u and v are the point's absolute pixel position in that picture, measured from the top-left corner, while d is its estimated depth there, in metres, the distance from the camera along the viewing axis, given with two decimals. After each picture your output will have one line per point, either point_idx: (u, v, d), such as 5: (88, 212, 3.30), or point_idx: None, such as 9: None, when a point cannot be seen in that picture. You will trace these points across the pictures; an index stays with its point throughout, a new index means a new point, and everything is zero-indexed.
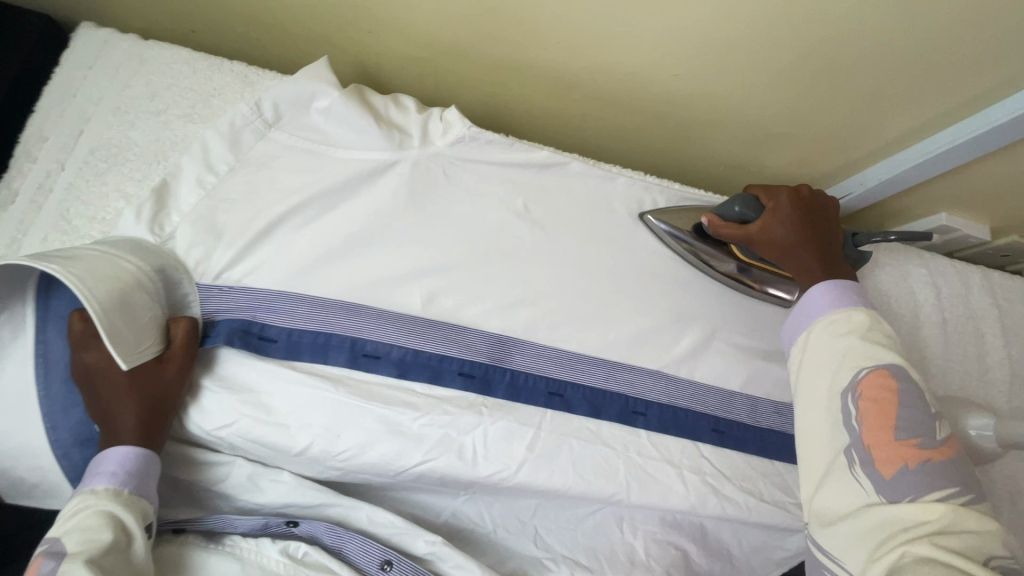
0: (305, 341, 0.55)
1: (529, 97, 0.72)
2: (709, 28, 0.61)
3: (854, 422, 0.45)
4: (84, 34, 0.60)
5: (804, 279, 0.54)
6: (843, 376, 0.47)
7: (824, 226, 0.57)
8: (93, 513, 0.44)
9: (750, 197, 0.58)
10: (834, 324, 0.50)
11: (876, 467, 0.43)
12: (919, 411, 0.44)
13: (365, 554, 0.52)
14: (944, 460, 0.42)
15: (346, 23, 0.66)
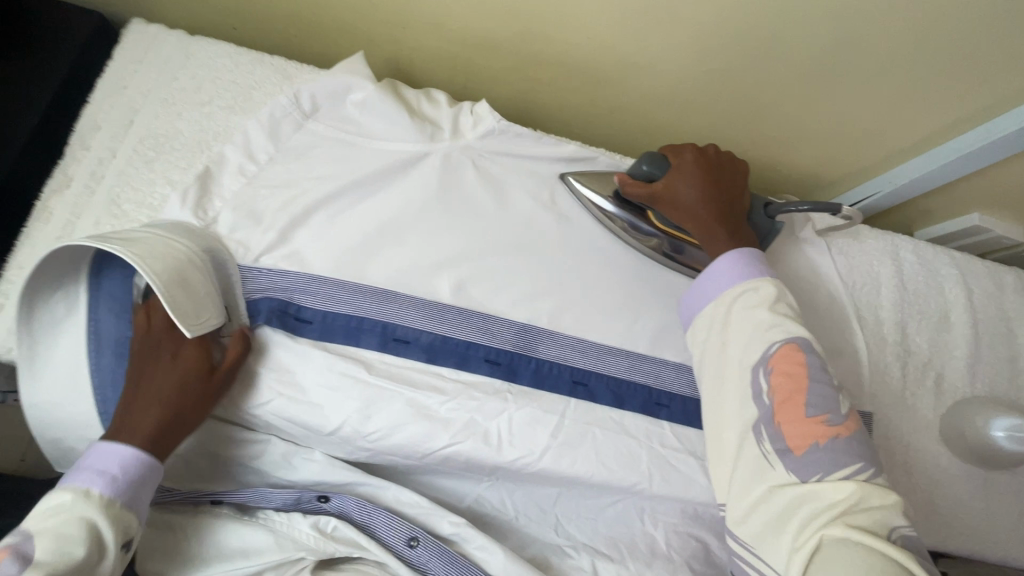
0: (338, 324, 0.57)
1: (557, 93, 0.73)
2: (738, 23, 0.61)
3: (766, 398, 0.46)
4: (136, 29, 0.63)
5: (705, 239, 0.56)
6: (757, 350, 0.48)
7: (728, 186, 0.58)
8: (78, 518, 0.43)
9: (658, 156, 0.59)
10: (745, 296, 0.51)
11: (788, 444, 0.44)
12: (826, 387, 0.46)
13: (393, 532, 0.54)
14: (849, 435, 0.44)
15: (381, 20, 0.68)
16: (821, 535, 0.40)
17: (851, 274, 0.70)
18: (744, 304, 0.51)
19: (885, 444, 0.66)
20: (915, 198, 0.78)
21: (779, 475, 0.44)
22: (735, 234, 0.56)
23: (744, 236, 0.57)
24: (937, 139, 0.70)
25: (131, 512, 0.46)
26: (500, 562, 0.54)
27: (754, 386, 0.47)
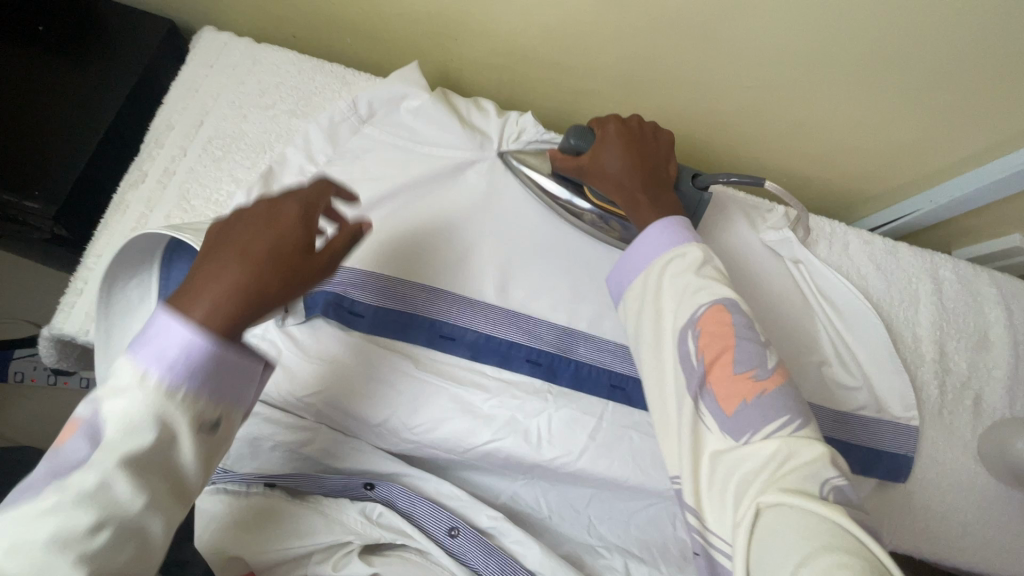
0: (388, 318, 0.59)
1: (600, 103, 0.76)
2: (783, 41, 0.63)
3: (695, 361, 0.44)
4: (207, 37, 0.67)
5: (631, 208, 0.55)
6: (684, 314, 0.46)
7: (654, 153, 0.57)
8: (109, 440, 0.32)
9: (584, 128, 0.58)
10: (673, 263, 0.50)
11: (717, 403, 0.43)
12: (751, 342, 0.44)
13: (434, 521, 0.56)
14: (776, 389, 0.42)
15: (436, 32, 0.72)
16: (757, 503, 0.37)
17: (887, 291, 0.70)
18: (672, 272, 0.49)
19: (920, 461, 0.65)
20: (954, 217, 0.78)
21: (716, 439, 0.42)
22: (659, 201, 0.55)
23: (669, 204, 0.55)
24: (978, 160, 0.70)
25: (198, 412, 0.34)
26: (536, 556, 0.56)
27: (682, 349, 0.45)
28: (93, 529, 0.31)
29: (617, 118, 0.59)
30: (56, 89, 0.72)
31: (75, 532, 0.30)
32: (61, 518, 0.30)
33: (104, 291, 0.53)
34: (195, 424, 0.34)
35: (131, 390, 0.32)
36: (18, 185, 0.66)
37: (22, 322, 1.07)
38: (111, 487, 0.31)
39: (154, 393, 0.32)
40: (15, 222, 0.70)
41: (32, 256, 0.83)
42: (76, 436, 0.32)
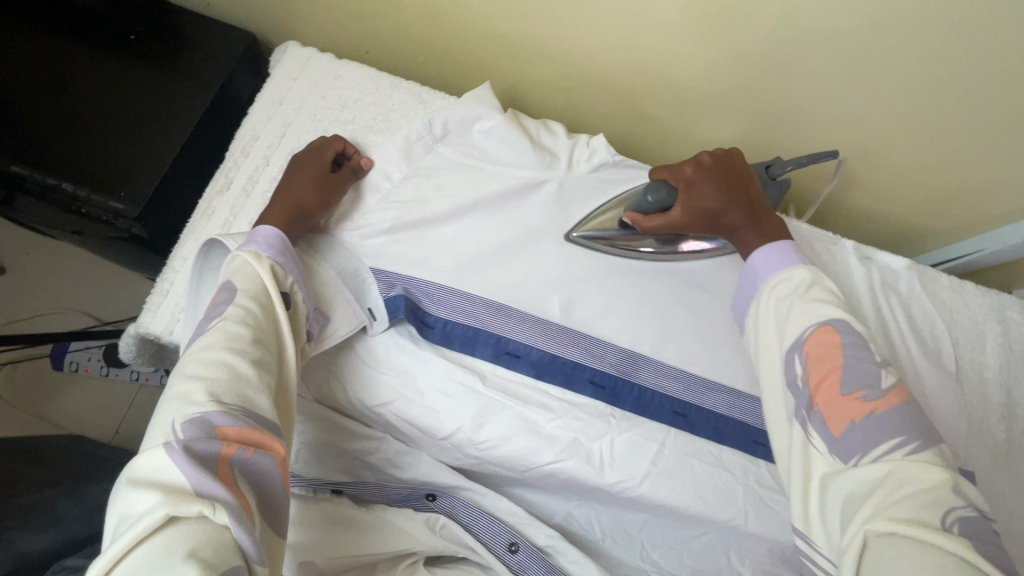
0: (456, 332, 0.61)
1: (665, 129, 0.76)
2: (859, 79, 0.62)
3: (802, 383, 0.46)
4: (291, 51, 0.70)
5: (739, 242, 0.57)
6: (791, 337, 0.48)
7: (742, 182, 0.57)
8: (239, 288, 0.47)
9: (657, 183, 0.58)
10: (780, 287, 0.52)
11: (826, 424, 0.43)
12: (861, 362, 0.44)
13: (494, 536, 0.58)
14: (891, 408, 0.42)
15: (508, 53, 0.74)
16: (865, 529, 0.37)
17: (953, 330, 0.69)
18: (778, 295, 0.51)
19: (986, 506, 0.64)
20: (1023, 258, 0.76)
21: (824, 461, 0.42)
22: (764, 225, 0.56)
23: (773, 223, 0.57)
24: None
25: (284, 275, 0.50)
26: None
27: (790, 372, 0.47)
28: (248, 343, 0.43)
29: (688, 159, 0.59)
30: (142, 95, 0.75)
31: (240, 343, 0.43)
32: (229, 331, 0.43)
33: (192, 297, 0.55)
34: (282, 288, 0.50)
35: (235, 260, 0.50)
36: (104, 187, 0.69)
37: (79, 313, 1.10)
38: (249, 310, 0.46)
39: (254, 256, 0.49)
40: (95, 221, 0.73)
41: (104, 252, 0.86)
42: (218, 294, 0.47)
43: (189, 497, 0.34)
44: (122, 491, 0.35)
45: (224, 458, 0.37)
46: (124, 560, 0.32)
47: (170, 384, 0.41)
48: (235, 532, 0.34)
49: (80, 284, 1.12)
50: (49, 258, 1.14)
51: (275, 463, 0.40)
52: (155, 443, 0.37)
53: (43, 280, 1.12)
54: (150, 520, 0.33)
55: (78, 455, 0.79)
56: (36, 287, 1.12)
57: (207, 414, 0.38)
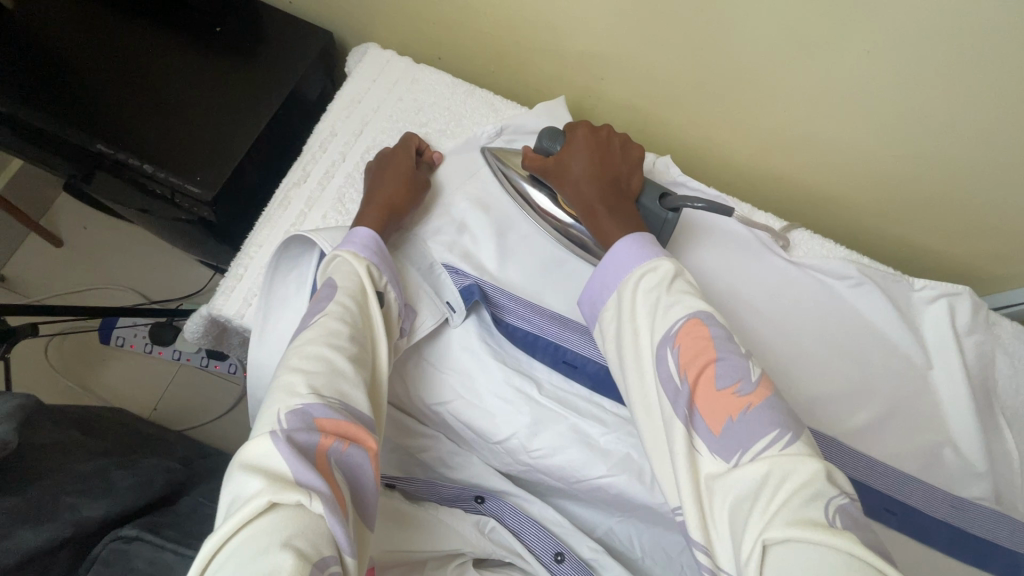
0: (518, 334, 0.61)
1: (727, 153, 0.77)
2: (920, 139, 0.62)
3: (678, 380, 0.44)
4: (373, 52, 0.73)
5: (590, 218, 0.57)
6: (664, 325, 0.47)
7: (619, 166, 0.59)
8: (340, 284, 0.50)
9: (553, 129, 0.61)
10: (645, 277, 0.50)
11: (704, 422, 0.42)
12: (731, 355, 0.44)
13: (541, 544, 0.58)
14: (761, 402, 0.42)
15: (579, 69, 0.75)
16: (763, 538, 0.36)
17: (1014, 377, 0.68)
18: (645, 287, 0.50)
19: None
20: None
21: (709, 462, 0.41)
22: (619, 212, 0.56)
23: (627, 215, 0.57)
24: None
25: (379, 276, 0.53)
26: None
27: (665, 368, 0.45)
28: (347, 339, 0.45)
29: (587, 126, 0.62)
30: (223, 86, 0.77)
31: (340, 340, 0.45)
32: (330, 326, 0.46)
33: (267, 285, 0.57)
34: (378, 287, 0.52)
35: (336, 259, 0.52)
36: (181, 170, 0.71)
37: (129, 290, 1.13)
38: (347, 309, 0.48)
39: (352, 257, 0.52)
40: (167, 203, 0.76)
41: (168, 233, 0.89)
42: (321, 289, 0.50)
43: (290, 486, 0.35)
44: (234, 474, 0.37)
45: (320, 449, 0.38)
46: (231, 542, 0.34)
47: (277, 377, 0.43)
48: (329, 522, 0.35)
49: (133, 261, 1.16)
50: (106, 234, 1.17)
51: (368, 458, 0.41)
52: (262, 432, 0.39)
53: (98, 254, 1.16)
54: (255, 504, 0.35)
55: (124, 428, 0.81)
56: (91, 260, 1.15)
57: (307, 406, 0.40)
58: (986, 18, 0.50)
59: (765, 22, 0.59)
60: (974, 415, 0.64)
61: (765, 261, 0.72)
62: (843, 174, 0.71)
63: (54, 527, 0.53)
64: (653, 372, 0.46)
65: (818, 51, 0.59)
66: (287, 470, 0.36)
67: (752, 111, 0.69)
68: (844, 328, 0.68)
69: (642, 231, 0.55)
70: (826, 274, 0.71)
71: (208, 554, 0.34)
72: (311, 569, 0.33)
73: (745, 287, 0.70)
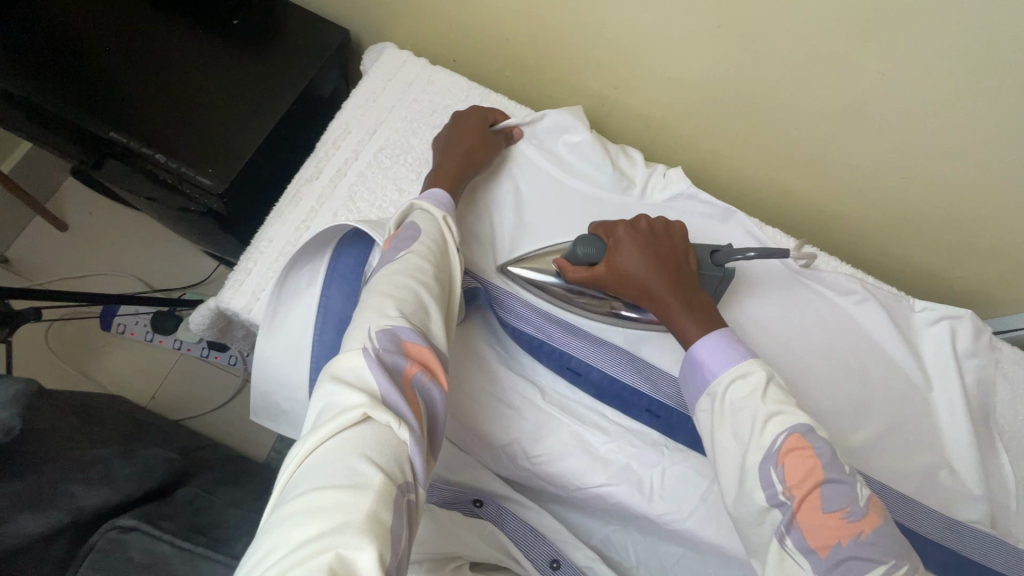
0: (524, 338, 0.61)
1: (736, 166, 0.77)
2: (928, 154, 0.62)
3: (783, 498, 0.43)
4: (390, 52, 0.74)
5: (668, 318, 0.55)
6: (760, 444, 0.45)
7: (675, 255, 0.58)
8: (423, 229, 0.51)
9: (591, 237, 0.60)
10: (735, 384, 0.49)
11: (808, 543, 0.41)
12: (842, 476, 0.43)
13: (537, 550, 0.58)
14: (874, 530, 0.41)
15: (592, 78, 0.76)
16: None
17: (1013, 402, 0.68)
18: (734, 396, 0.49)
19: None
20: None
21: None
22: (696, 307, 0.55)
23: (704, 307, 0.55)
24: None
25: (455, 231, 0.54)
26: None
27: (768, 485, 0.44)
28: (431, 279, 0.47)
29: (626, 222, 0.60)
30: (239, 78, 0.78)
31: (425, 277, 0.47)
32: (417, 264, 0.47)
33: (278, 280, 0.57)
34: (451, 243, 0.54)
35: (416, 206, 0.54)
36: (193, 161, 0.71)
37: (132, 277, 1.13)
38: (433, 250, 0.49)
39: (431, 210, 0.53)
40: (178, 193, 0.76)
41: (175, 223, 0.89)
42: (404, 232, 0.51)
43: (382, 404, 0.36)
44: (325, 383, 0.39)
45: (407, 374, 0.40)
46: (321, 447, 0.35)
47: (365, 299, 0.45)
48: (410, 448, 0.36)
49: (138, 249, 1.16)
50: (112, 220, 1.17)
51: (443, 398, 0.42)
52: (353, 346, 0.40)
53: (103, 241, 1.16)
54: (349, 415, 0.35)
55: (123, 416, 0.81)
56: (96, 247, 1.15)
57: (397, 328, 0.41)
58: (995, 47, 0.51)
59: (782, 39, 0.59)
60: (972, 438, 0.64)
61: (769, 275, 0.72)
62: (851, 193, 0.71)
63: (53, 515, 0.53)
64: (750, 481, 0.45)
65: (832, 69, 0.60)
66: (377, 386, 0.38)
67: (763, 127, 0.70)
68: (848, 345, 0.68)
69: (726, 326, 0.54)
70: (831, 288, 0.71)
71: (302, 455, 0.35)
72: (395, 491, 0.34)
73: (749, 301, 0.70)
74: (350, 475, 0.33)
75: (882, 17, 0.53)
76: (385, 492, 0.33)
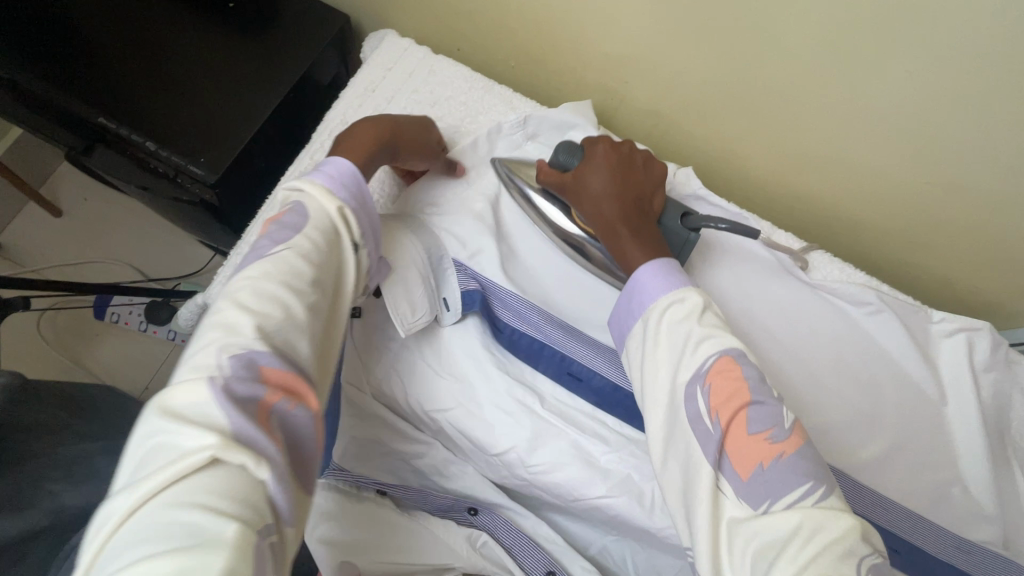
0: (522, 342, 0.59)
1: (750, 167, 0.74)
2: (948, 158, 0.59)
3: (706, 420, 0.41)
4: (392, 39, 0.73)
5: (611, 240, 0.54)
6: (690, 366, 0.43)
7: (642, 184, 0.57)
8: (309, 217, 0.44)
9: (573, 144, 0.59)
10: (673, 308, 0.47)
11: (732, 466, 0.40)
12: (768, 398, 0.41)
13: (533, 562, 0.55)
14: (796, 451, 0.39)
15: (599, 73, 0.73)
16: None
17: None
18: (671, 319, 0.46)
19: None
20: None
21: (731, 505, 0.39)
22: (642, 236, 0.53)
23: (651, 237, 0.54)
24: None
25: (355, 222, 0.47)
26: None
27: (692, 406, 0.42)
28: (307, 283, 0.41)
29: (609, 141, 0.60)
30: (232, 64, 0.75)
31: (299, 283, 0.40)
32: (291, 263, 0.41)
33: None
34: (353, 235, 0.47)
35: (303, 189, 0.46)
36: (186, 150, 0.69)
37: (127, 266, 1.10)
38: (316, 245, 0.43)
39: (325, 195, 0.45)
40: (167, 182, 0.72)
41: (169, 213, 0.87)
42: (288, 215, 0.44)
43: (233, 442, 0.32)
44: (155, 422, 0.32)
45: (264, 404, 0.35)
46: (154, 500, 0.30)
47: (218, 309, 0.38)
48: (270, 486, 0.32)
49: (132, 238, 1.13)
50: (108, 208, 1.15)
51: (314, 424, 0.37)
52: (195, 375, 0.34)
53: (97, 229, 1.13)
54: (192, 459, 0.31)
55: (117, 407, 0.80)
56: (90, 234, 1.13)
57: (252, 350, 0.36)
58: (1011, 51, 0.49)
59: (797, 36, 0.56)
60: (985, 456, 0.61)
61: (780, 282, 0.69)
62: (868, 199, 0.68)
63: (32, 516, 0.52)
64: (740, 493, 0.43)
65: (848, 70, 0.57)
66: (225, 422, 0.32)
67: (774, 127, 0.67)
68: (860, 355, 0.66)
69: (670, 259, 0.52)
70: (845, 299, 0.68)
71: (124, 514, 0.29)
72: (255, 538, 0.30)
73: (757, 307, 0.68)
74: (191, 531, 0.29)
75: (904, 13, 0.50)
76: (242, 545, 0.29)
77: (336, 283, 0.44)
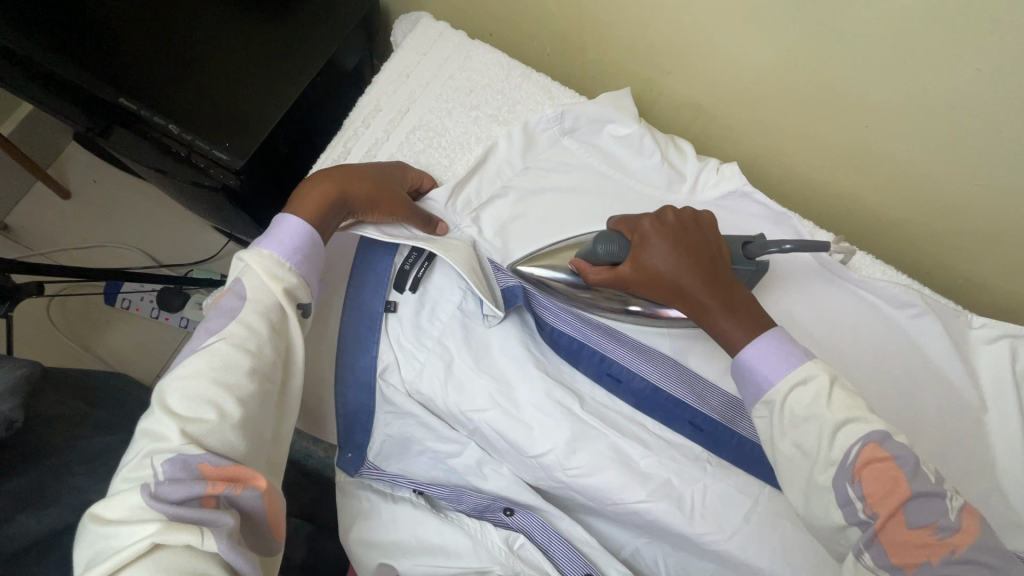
0: (562, 341, 0.58)
1: (789, 163, 0.71)
2: (1008, 159, 0.55)
3: (864, 514, 0.42)
4: (426, 23, 0.73)
5: (708, 322, 0.52)
6: (830, 459, 0.43)
7: (705, 246, 0.54)
8: (247, 297, 0.45)
9: (613, 234, 0.56)
10: (795, 391, 0.46)
11: (893, 560, 0.40)
12: (930, 488, 0.41)
13: (569, 564, 0.54)
14: (967, 546, 0.39)
15: (636, 65, 0.71)
16: None
17: None
18: (795, 404, 0.46)
19: None
20: None
21: None
22: (736, 306, 0.51)
23: (745, 305, 0.51)
24: None
25: (301, 286, 0.49)
26: None
27: (845, 500, 0.42)
28: (243, 374, 0.42)
29: (649, 215, 0.56)
30: (255, 46, 0.72)
31: (235, 372, 0.42)
32: (225, 356, 0.42)
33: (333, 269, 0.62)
34: (300, 301, 0.49)
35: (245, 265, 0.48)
36: (209, 135, 0.67)
37: (138, 251, 1.08)
38: (255, 330, 0.44)
39: (268, 265, 0.47)
40: (185, 166, 0.70)
41: (187, 199, 0.84)
42: (227, 296, 0.46)
43: (175, 528, 0.34)
44: (95, 530, 0.35)
45: (205, 497, 0.37)
46: None
47: (149, 413, 0.40)
48: (224, 554, 0.35)
49: (145, 221, 1.11)
50: (119, 190, 1.12)
51: (262, 498, 0.39)
52: (133, 482, 0.36)
53: (108, 211, 1.11)
54: (137, 547, 0.33)
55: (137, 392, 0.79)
56: (101, 216, 1.10)
57: (184, 453, 0.37)
58: None
59: (856, 29, 0.53)
60: None
61: (814, 285, 0.68)
62: (923, 213, 0.65)
63: (56, 513, 0.50)
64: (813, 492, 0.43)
65: (903, 73, 0.54)
66: (165, 517, 0.35)
67: (820, 125, 0.64)
68: (899, 360, 0.64)
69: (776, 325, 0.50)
70: (885, 299, 0.66)
71: None
72: None
73: (795, 309, 0.67)
74: None
75: (970, 11, 0.48)
76: None
77: (284, 358, 0.47)
